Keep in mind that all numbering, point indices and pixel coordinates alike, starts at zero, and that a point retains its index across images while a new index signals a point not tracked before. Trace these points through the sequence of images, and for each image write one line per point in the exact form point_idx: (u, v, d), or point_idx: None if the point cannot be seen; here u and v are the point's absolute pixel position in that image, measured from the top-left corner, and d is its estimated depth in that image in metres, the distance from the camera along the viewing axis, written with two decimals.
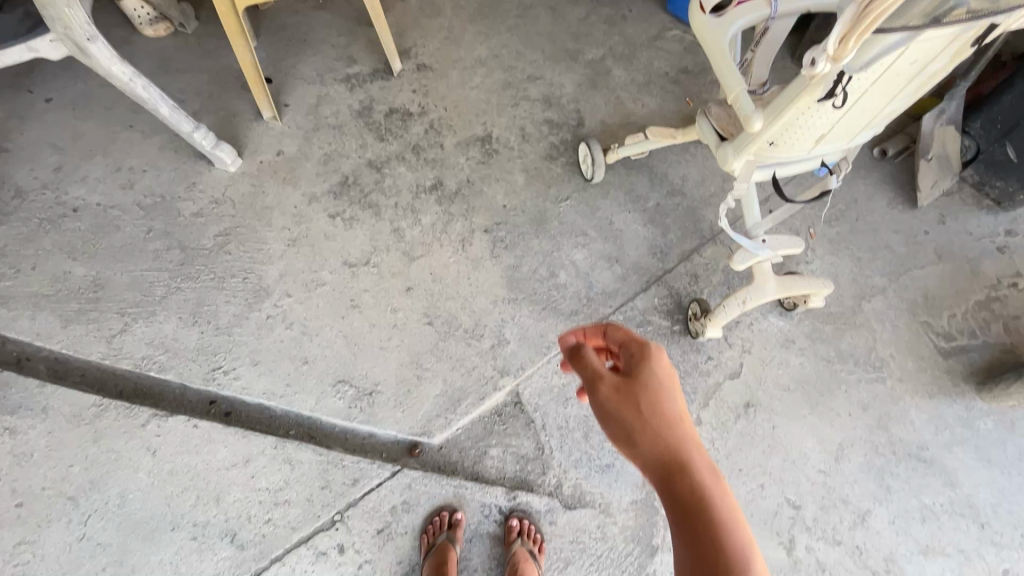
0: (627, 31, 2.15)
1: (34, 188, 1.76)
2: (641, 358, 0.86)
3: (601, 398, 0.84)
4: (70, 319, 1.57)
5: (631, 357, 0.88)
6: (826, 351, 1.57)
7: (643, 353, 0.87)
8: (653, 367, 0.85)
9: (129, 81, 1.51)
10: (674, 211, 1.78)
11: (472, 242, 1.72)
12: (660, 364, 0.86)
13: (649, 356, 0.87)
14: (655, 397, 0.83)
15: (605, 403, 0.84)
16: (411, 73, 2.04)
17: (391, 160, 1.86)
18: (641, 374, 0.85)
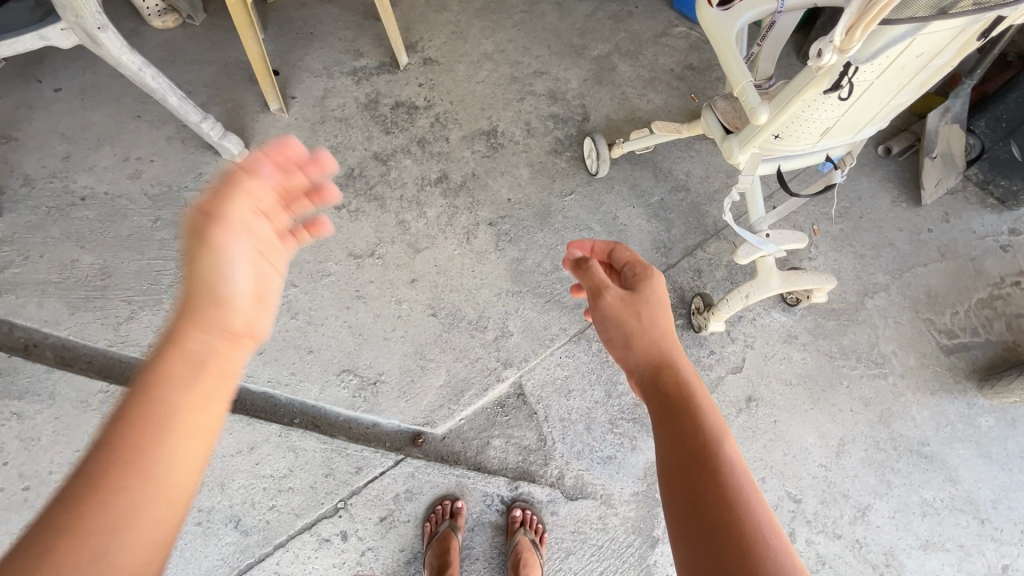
0: (633, 27, 2.16)
1: (42, 176, 1.77)
2: (644, 276, 0.99)
3: (604, 303, 0.95)
4: (77, 306, 1.59)
5: (634, 277, 1.00)
6: (828, 346, 1.57)
7: (646, 273, 1.00)
8: (653, 285, 0.97)
9: (139, 70, 1.52)
10: (679, 207, 1.79)
11: (476, 235, 1.73)
12: (658, 284, 0.98)
13: (647, 276, 0.99)
14: (653, 309, 0.94)
15: (607, 308, 0.95)
16: (418, 67, 2.05)
17: (397, 153, 1.87)
18: (643, 287, 0.96)
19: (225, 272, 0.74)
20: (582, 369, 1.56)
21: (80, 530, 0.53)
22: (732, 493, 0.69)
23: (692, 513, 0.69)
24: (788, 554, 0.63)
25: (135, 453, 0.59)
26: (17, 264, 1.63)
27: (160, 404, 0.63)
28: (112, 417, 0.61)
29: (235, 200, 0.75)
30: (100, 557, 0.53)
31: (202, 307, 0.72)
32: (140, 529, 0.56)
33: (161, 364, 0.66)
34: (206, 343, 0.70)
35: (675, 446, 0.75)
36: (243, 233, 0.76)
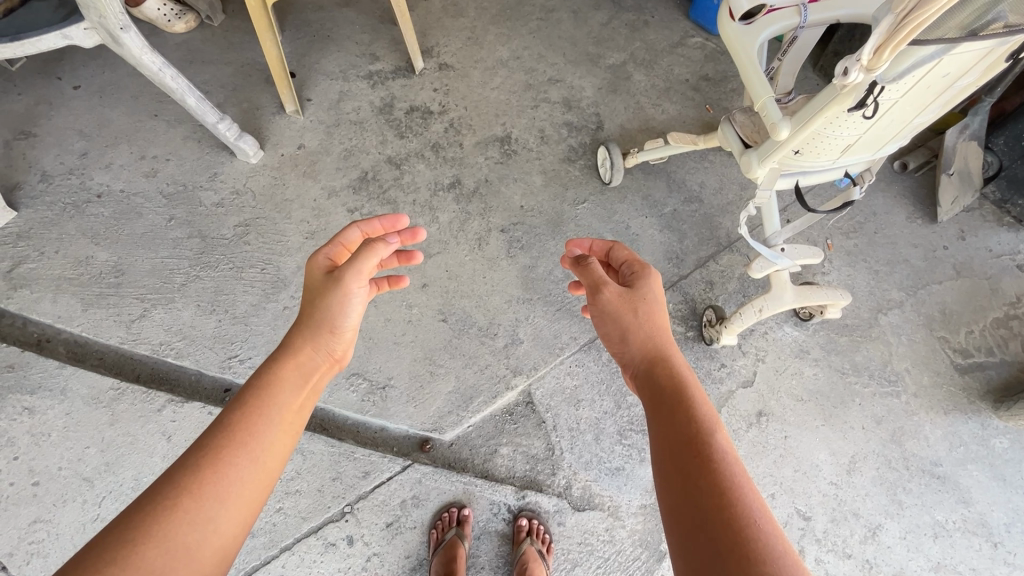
0: (649, 37, 2.16)
1: (60, 173, 1.79)
2: (640, 273, 1.04)
3: (602, 298, 1.01)
4: (91, 303, 1.60)
5: (632, 275, 1.06)
6: (840, 362, 1.56)
7: (642, 272, 1.05)
8: (649, 283, 1.02)
9: (159, 71, 1.53)
10: (691, 218, 1.78)
11: (488, 241, 1.73)
12: (652, 283, 1.03)
13: (645, 275, 1.04)
14: (650, 306, 0.99)
15: (605, 303, 1.00)
16: (433, 72, 2.06)
17: (411, 157, 1.88)
18: (639, 284, 1.02)
19: (343, 311, 0.97)
20: (591, 379, 1.55)
21: (198, 493, 0.70)
22: (723, 474, 0.71)
23: (685, 492, 0.71)
24: (775, 530, 0.65)
25: (248, 438, 0.77)
26: (32, 260, 1.65)
27: (272, 406, 0.83)
28: (236, 407, 0.81)
29: (366, 257, 0.97)
30: (209, 517, 0.69)
31: (317, 334, 0.95)
32: (240, 499, 0.72)
33: (278, 380, 0.87)
34: (313, 362, 0.93)
35: (672, 429, 0.79)
36: (364, 285, 0.99)
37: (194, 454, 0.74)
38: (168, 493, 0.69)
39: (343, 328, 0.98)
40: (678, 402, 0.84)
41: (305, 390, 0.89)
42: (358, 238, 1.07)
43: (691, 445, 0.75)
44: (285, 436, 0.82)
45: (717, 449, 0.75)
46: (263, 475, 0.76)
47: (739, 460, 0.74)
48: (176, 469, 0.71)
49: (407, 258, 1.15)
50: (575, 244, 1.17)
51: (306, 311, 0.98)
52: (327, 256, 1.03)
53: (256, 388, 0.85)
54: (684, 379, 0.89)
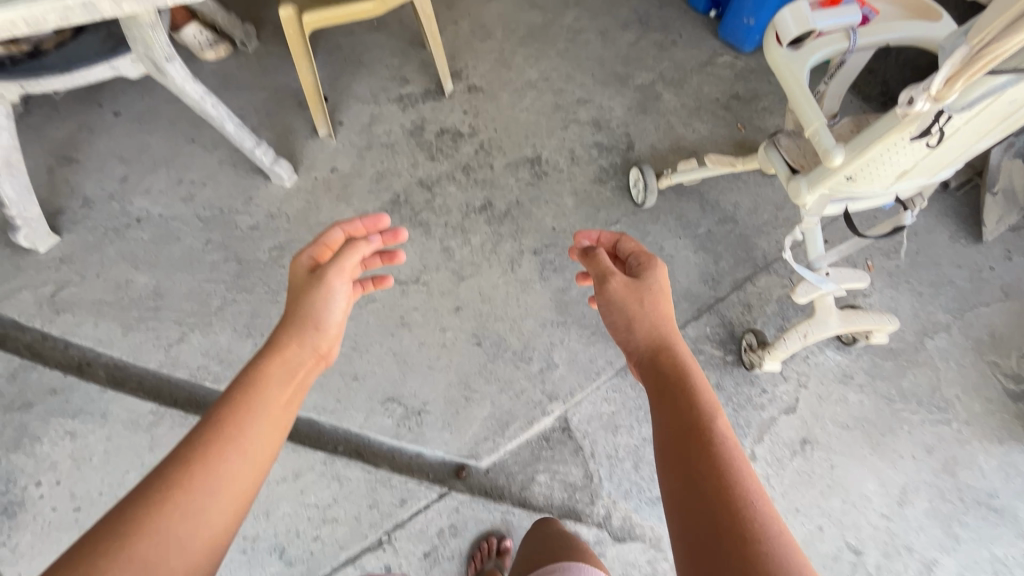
0: (677, 56, 2.17)
1: (101, 198, 1.84)
2: (648, 264, 1.10)
3: (610, 288, 1.07)
4: (130, 326, 1.62)
5: (639, 266, 1.12)
6: (886, 389, 1.51)
7: (649, 262, 1.11)
8: (657, 274, 1.08)
9: (200, 99, 1.57)
10: (726, 239, 1.76)
11: (521, 264, 1.73)
12: (661, 273, 1.08)
13: (652, 266, 1.10)
14: (655, 296, 1.05)
15: (612, 292, 1.06)
16: (463, 95, 2.09)
17: (442, 179, 1.90)
18: (645, 275, 1.07)
19: (327, 308, 1.03)
20: (629, 405, 1.52)
21: (189, 486, 0.75)
22: (721, 458, 0.78)
23: (684, 477, 0.78)
24: (769, 509, 0.72)
25: (235, 433, 0.82)
26: (75, 284, 1.68)
27: (260, 401, 0.88)
28: (224, 404, 0.86)
29: (349, 255, 1.06)
30: (201, 508, 0.74)
31: (302, 331, 1.01)
32: (230, 491, 0.77)
33: (264, 376, 0.92)
34: (299, 357, 0.98)
35: (674, 417, 0.86)
36: (346, 281, 1.07)
37: (184, 449, 0.79)
38: (159, 487, 0.74)
39: (328, 324, 1.04)
40: (682, 389, 0.90)
41: (291, 386, 0.94)
42: (340, 238, 1.14)
43: (691, 432, 0.82)
44: (274, 429, 0.87)
45: (717, 432, 0.82)
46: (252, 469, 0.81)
47: (738, 444, 0.81)
48: (166, 465, 0.77)
49: (389, 259, 1.26)
50: (584, 236, 1.23)
51: (291, 310, 1.05)
52: (310, 256, 1.11)
53: (242, 385, 0.90)
54: (688, 366, 0.94)
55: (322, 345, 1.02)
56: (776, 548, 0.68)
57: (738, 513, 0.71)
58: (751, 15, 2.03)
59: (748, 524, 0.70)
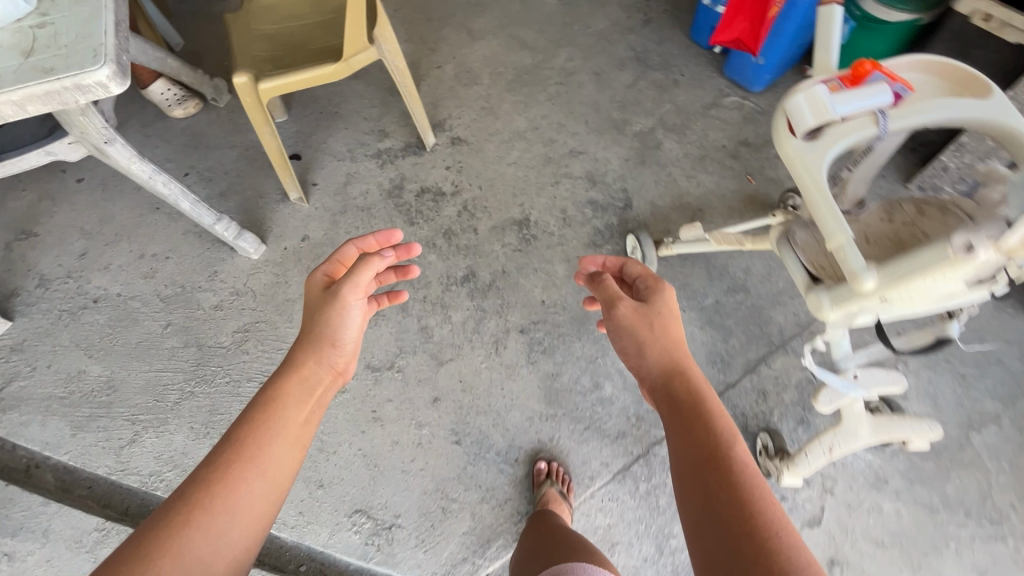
0: (679, 98, 1.99)
1: (58, 276, 1.71)
2: (656, 287, 1.01)
3: (617, 313, 0.98)
4: (79, 426, 1.48)
5: (646, 289, 1.03)
6: (927, 497, 1.31)
7: (657, 285, 1.01)
8: (666, 297, 0.99)
9: (149, 178, 1.43)
10: (736, 312, 1.57)
11: (507, 345, 1.56)
12: (671, 296, 0.98)
13: (661, 288, 1.01)
14: (665, 320, 0.96)
15: (620, 317, 0.97)
16: (446, 148, 1.94)
17: (421, 246, 1.74)
18: (654, 297, 0.99)
19: (344, 325, 1.00)
20: (628, 517, 1.34)
21: (209, 508, 0.74)
22: (744, 489, 0.70)
23: (705, 507, 0.71)
24: (800, 545, 0.64)
25: (254, 453, 0.81)
26: (23, 377, 1.55)
27: (278, 420, 0.86)
28: (242, 423, 0.84)
29: (363, 271, 1.00)
30: (220, 532, 0.72)
31: (319, 348, 0.98)
32: (248, 512, 0.76)
33: (280, 396, 0.89)
34: (316, 375, 0.95)
35: (692, 447, 0.77)
36: (362, 297, 1.02)
37: (203, 471, 0.78)
38: (179, 509, 0.73)
39: (344, 341, 1.00)
40: (698, 416, 0.81)
41: (309, 404, 0.92)
42: (354, 254, 1.12)
43: (710, 461, 0.74)
44: (292, 450, 0.85)
45: (739, 462, 0.74)
46: (271, 491, 0.80)
47: (760, 475, 0.73)
48: (187, 486, 0.75)
49: (403, 273, 1.23)
50: (588, 260, 1.14)
51: (307, 324, 1.01)
52: (324, 272, 1.08)
53: (261, 404, 0.87)
54: (703, 392, 0.85)
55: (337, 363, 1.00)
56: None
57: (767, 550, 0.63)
58: (761, 54, 1.84)
59: (777, 564, 0.62)
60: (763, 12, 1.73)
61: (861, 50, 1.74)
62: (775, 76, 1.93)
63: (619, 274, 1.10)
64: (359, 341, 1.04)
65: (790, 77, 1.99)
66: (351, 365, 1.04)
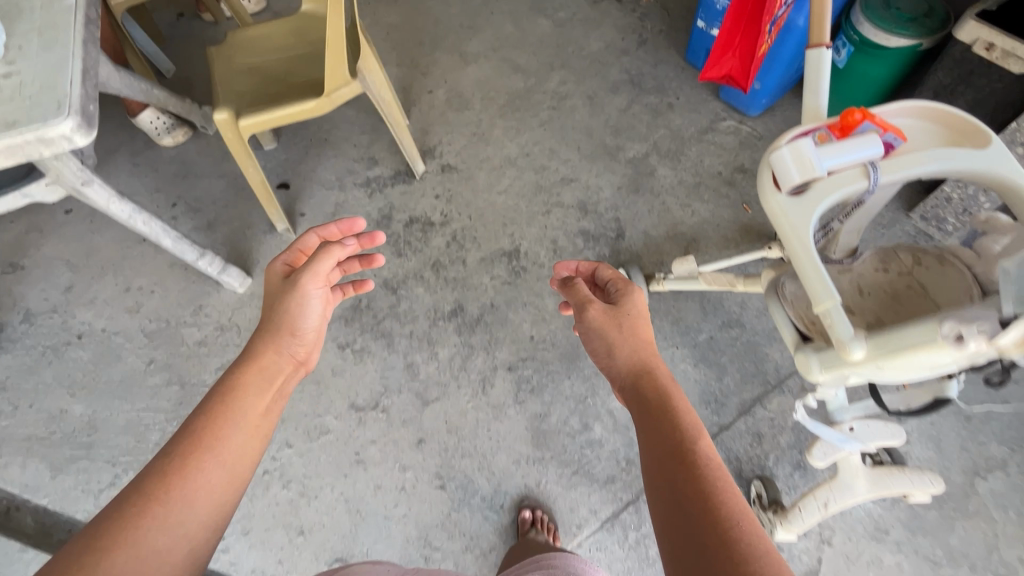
0: (674, 123, 1.95)
1: (43, 311, 1.70)
2: (626, 288, 0.98)
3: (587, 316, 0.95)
4: (60, 469, 1.47)
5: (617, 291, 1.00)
6: (930, 550, 1.25)
7: (627, 287, 0.99)
8: (636, 299, 0.96)
9: (129, 218, 1.41)
10: (731, 349, 1.52)
11: (494, 384, 1.52)
12: (641, 299, 0.96)
13: (630, 290, 0.98)
14: (635, 321, 0.93)
15: (590, 320, 0.95)
16: (436, 175, 1.91)
17: (408, 279, 1.70)
18: (624, 300, 0.96)
19: (303, 313, 0.99)
20: (616, 569, 1.30)
21: (167, 499, 0.70)
22: (707, 483, 0.67)
23: (671, 503, 0.68)
24: (761, 536, 0.62)
25: (214, 441, 0.77)
26: (6, 416, 1.54)
27: (240, 407, 0.83)
28: (201, 412, 0.80)
29: (322, 259, 1.01)
30: (178, 522, 0.69)
31: (278, 338, 0.96)
32: (209, 501, 0.72)
33: (239, 382, 0.87)
34: (277, 365, 0.93)
35: (658, 444, 0.74)
36: (321, 285, 1.01)
37: (161, 460, 0.74)
38: (135, 500, 0.69)
39: (305, 330, 0.99)
40: (664, 412, 0.78)
41: (270, 393, 0.88)
42: (315, 243, 1.11)
43: (674, 457, 0.72)
44: (256, 437, 0.82)
45: (703, 457, 0.71)
46: (233, 479, 0.76)
47: (724, 468, 0.70)
48: (142, 476, 0.71)
49: (369, 262, 1.19)
50: (562, 266, 1.13)
51: (268, 315, 1.00)
52: (285, 262, 1.07)
53: (221, 392, 0.84)
54: (671, 391, 0.83)
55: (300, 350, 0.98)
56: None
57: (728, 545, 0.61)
58: (753, 81, 1.77)
59: (736, 558, 0.60)
60: (754, 48, 1.63)
61: (859, 75, 1.69)
62: (771, 100, 1.89)
63: (591, 279, 1.08)
64: (322, 329, 1.03)
65: (789, 100, 1.94)
66: (316, 353, 1.02)
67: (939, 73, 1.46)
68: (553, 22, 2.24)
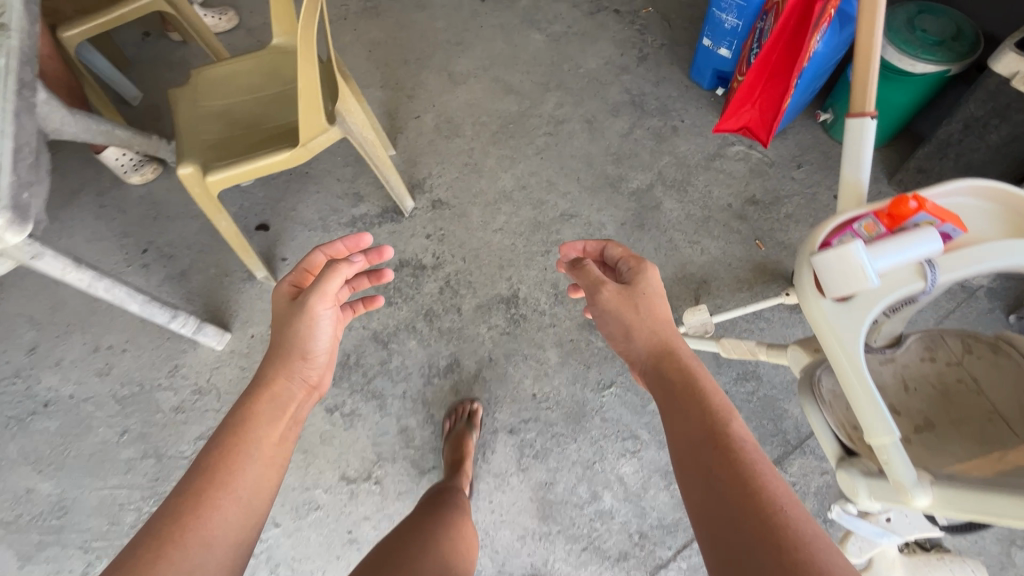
0: (679, 149, 1.82)
1: (5, 375, 1.57)
2: (638, 267, 0.97)
3: (600, 297, 0.95)
4: (28, 557, 1.36)
5: (629, 270, 0.99)
6: None
7: (639, 265, 0.98)
8: (649, 277, 0.96)
9: (89, 286, 1.27)
10: (748, 405, 1.42)
11: (494, 449, 1.42)
12: (654, 277, 0.96)
13: (643, 268, 0.97)
14: (651, 300, 0.93)
15: (603, 303, 0.95)
16: (426, 212, 1.78)
17: (400, 331, 1.58)
18: (637, 279, 0.95)
19: (313, 336, 0.95)
20: None
21: (180, 542, 0.69)
22: (741, 464, 0.68)
23: (706, 488, 0.69)
24: (800, 511, 0.63)
25: (227, 478, 0.77)
26: None
27: (250, 441, 0.81)
28: (212, 449, 0.80)
29: (331, 278, 0.95)
30: (196, 565, 0.68)
31: (289, 362, 0.93)
32: (224, 542, 0.72)
33: (251, 414, 0.85)
34: (288, 392, 0.91)
35: (687, 428, 0.76)
36: (330, 305, 0.97)
37: (173, 502, 0.73)
38: (146, 547, 0.67)
39: (316, 353, 0.96)
40: (694, 398, 0.80)
41: (284, 421, 0.87)
42: (322, 261, 1.06)
43: (707, 442, 0.73)
44: (268, 470, 0.81)
45: (734, 437, 0.72)
46: (248, 517, 0.76)
47: (760, 450, 0.71)
48: (155, 521, 0.71)
49: (377, 278, 1.17)
50: (568, 247, 1.12)
51: (275, 339, 0.96)
52: (291, 283, 1.02)
53: (231, 426, 0.83)
54: (695, 372, 0.84)
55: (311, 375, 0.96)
56: (814, 553, 0.58)
57: (778, 531, 0.60)
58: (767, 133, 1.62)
59: (784, 538, 0.60)
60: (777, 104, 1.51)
61: (879, 100, 1.56)
62: (784, 123, 1.77)
63: (600, 258, 1.09)
64: (334, 351, 1.00)
65: (801, 122, 1.82)
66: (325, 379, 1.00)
67: (969, 105, 1.34)
68: (547, 36, 2.09)
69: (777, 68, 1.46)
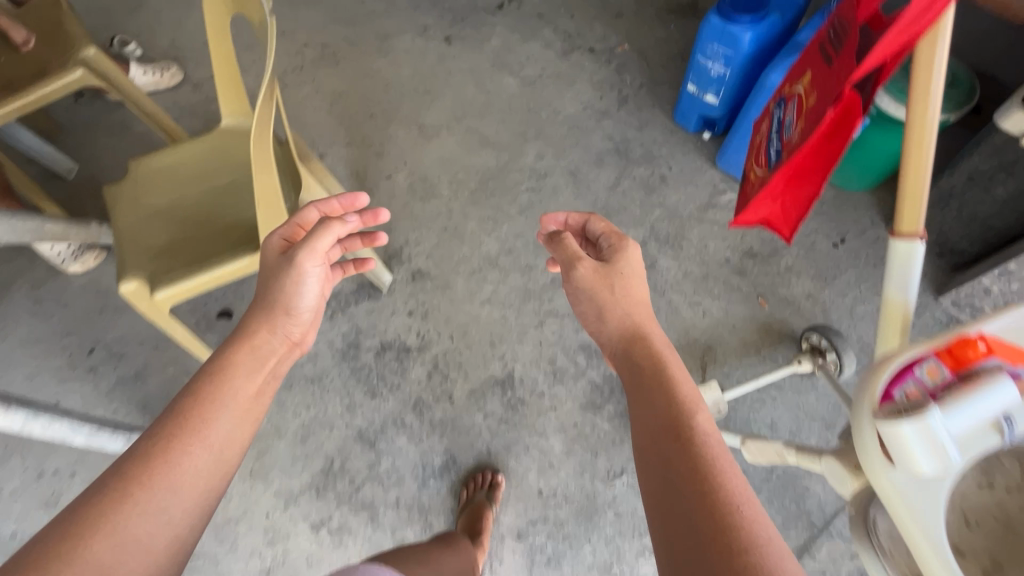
0: (669, 200, 1.73)
1: None
2: (618, 245, 0.85)
3: (574, 276, 0.83)
4: None
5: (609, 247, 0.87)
6: None
7: (620, 243, 0.86)
8: (629, 257, 0.83)
9: (23, 428, 1.08)
10: (767, 485, 1.34)
11: (502, 556, 1.31)
12: (633, 257, 0.83)
13: (623, 245, 0.85)
14: (627, 281, 0.81)
15: (576, 282, 0.82)
16: (406, 286, 1.63)
17: (388, 427, 1.44)
18: (616, 258, 0.83)
19: (299, 291, 0.84)
20: None
21: (148, 482, 0.61)
22: (703, 462, 0.58)
23: (663, 482, 0.59)
24: (762, 521, 0.54)
25: (200, 424, 0.68)
26: None
27: (225, 391, 0.72)
28: (187, 393, 0.70)
29: (321, 236, 0.83)
30: (161, 507, 0.61)
31: (271, 315, 0.82)
32: (193, 486, 0.64)
33: (228, 362, 0.75)
34: (270, 345, 0.80)
35: (649, 415, 0.65)
36: (320, 261, 0.85)
37: (145, 442, 0.65)
38: (113, 487, 0.60)
39: (301, 310, 0.84)
40: (657, 379, 0.68)
41: (263, 374, 0.77)
42: (315, 217, 0.92)
43: (668, 430, 0.62)
44: (246, 422, 0.72)
45: (699, 431, 0.61)
46: (223, 465, 0.67)
47: (722, 442, 0.61)
48: (124, 460, 0.63)
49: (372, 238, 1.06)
50: (548, 220, 0.98)
51: (258, 292, 0.85)
52: (281, 237, 0.89)
53: (208, 372, 0.74)
54: (667, 356, 0.72)
55: (295, 330, 0.85)
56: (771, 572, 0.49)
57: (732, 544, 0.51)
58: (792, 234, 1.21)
59: (738, 548, 0.51)
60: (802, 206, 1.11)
61: (873, 146, 1.51)
62: None
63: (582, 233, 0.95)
64: (321, 305, 0.89)
65: None
66: (310, 336, 0.88)
67: (975, 158, 1.30)
68: (520, 80, 1.98)
69: (803, 164, 1.05)
